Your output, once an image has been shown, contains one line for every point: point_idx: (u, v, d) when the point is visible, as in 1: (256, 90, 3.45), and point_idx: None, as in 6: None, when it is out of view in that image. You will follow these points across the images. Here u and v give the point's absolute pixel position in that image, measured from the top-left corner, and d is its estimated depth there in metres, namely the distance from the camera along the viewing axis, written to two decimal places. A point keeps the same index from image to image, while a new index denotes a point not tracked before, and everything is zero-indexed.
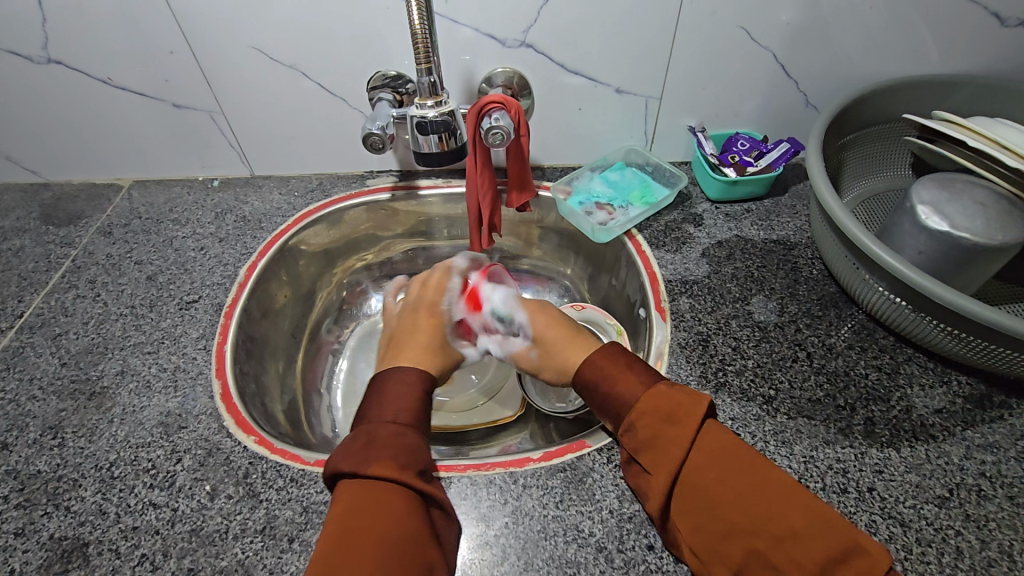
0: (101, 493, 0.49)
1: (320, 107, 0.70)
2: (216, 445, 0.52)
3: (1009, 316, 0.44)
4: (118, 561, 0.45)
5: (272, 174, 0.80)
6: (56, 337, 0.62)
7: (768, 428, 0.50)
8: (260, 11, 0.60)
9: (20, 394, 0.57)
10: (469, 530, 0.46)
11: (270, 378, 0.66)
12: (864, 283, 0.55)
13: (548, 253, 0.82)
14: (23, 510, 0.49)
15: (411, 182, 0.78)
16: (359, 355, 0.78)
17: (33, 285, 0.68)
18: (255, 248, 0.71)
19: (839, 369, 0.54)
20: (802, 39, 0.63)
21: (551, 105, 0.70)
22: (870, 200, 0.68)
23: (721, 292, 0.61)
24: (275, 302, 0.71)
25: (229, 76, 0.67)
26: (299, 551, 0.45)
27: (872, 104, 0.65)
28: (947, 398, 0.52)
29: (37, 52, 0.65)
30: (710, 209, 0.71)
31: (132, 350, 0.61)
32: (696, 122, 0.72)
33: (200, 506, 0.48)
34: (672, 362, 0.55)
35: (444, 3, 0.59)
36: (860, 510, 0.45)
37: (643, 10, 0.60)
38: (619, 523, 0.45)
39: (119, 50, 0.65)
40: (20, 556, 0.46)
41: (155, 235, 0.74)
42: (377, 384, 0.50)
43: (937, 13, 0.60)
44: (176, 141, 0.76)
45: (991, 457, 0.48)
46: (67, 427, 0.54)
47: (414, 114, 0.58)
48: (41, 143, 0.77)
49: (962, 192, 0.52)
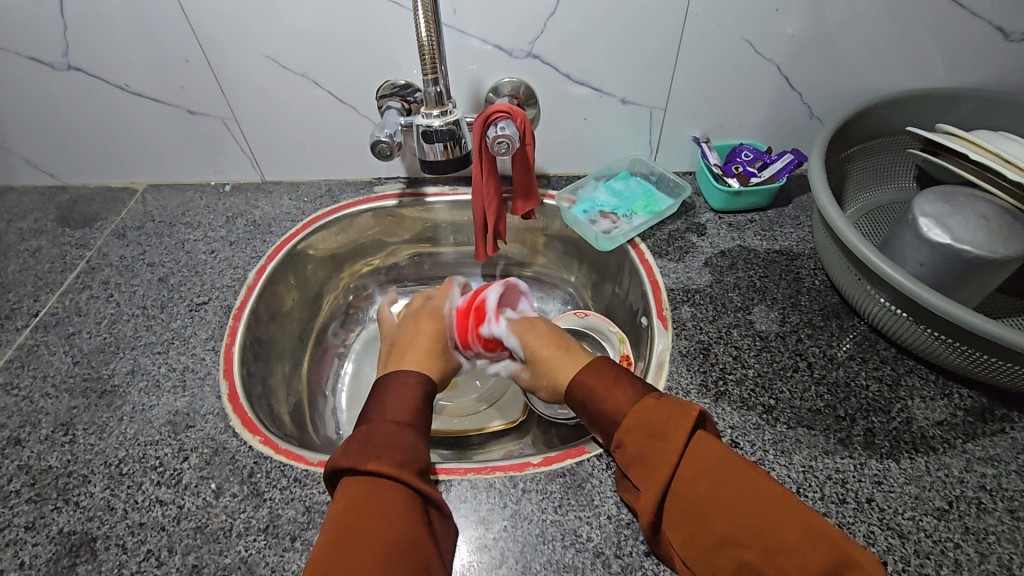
0: (109, 489, 0.50)
1: (330, 115, 0.72)
2: (222, 445, 0.53)
3: (1008, 328, 0.44)
4: (125, 556, 0.46)
5: (282, 179, 0.82)
6: (70, 336, 0.64)
7: (768, 437, 0.50)
8: (273, 22, 0.62)
9: (34, 391, 0.59)
10: (468, 532, 0.46)
11: (277, 380, 0.67)
12: (866, 294, 0.55)
13: (553, 260, 0.83)
14: (34, 504, 0.50)
15: (417, 189, 0.79)
16: (364, 359, 0.79)
17: (48, 285, 0.70)
18: (265, 251, 0.72)
19: (840, 379, 0.54)
20: (806, 52, 0.64)
21: (557, 115, 0.71)
22: (874, 212, 0.68)
23: (723, 301, 0.62)
24: (283, 305, 0.72)
25: (242, 84, 0.69)
26: (301, 550, 0.46)
27: (877, 116, 0.65)
28: (949, 410, 0.52)
29: (58, 59, 0.67)
30: (714, 218, 0.72)
31: (143, 350, 0.62)
32: (700, 132, 0.73)
33: (205, 504, 0.49)
34: (672, 370, 0.56)
35: (453, 15, 0.61)
36: (859, 520, 0.45)
37: (649, 22, 0.61)
38: (617, 529, 0.46)
39: (136, 60, 0.67)
40: (30, 550, 0.47)
41: (168, 238, 0.75)
42: (377, 393, 0.51)
43: (942, 27, 0.61)
44: (190, 146, 0.78)
45: (991, 471, 0.48)
46: (78, 424, 0.55)
47: (421, 123, 0.59)
48: (58, 148, 0.79)
49: (965, 205, 0.52)
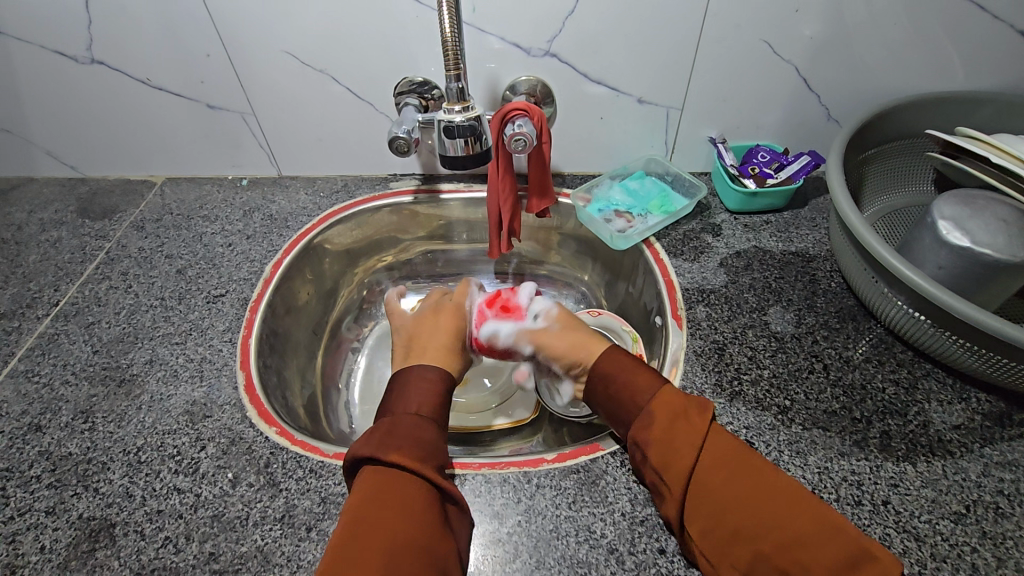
0: (128, 477, 0.51)
1: (348, 111, 0.73)
2: (239, 435, 0.54)
3: (1011, 325, 0.45)
4: (143, 543, 0.47)
5: (299, 174, 0.83)
6: (90, 325, 0.65)
7: (783, 438, 0.50)
8: (293, 19, 0.63)
9: (54, 378, 0.59)
10: (483, 526, 0.46)
11: (292, 373, 0.68)
12: (884, 296, 0.55)
13: (567, 259, 0.83)
14: (55, 490, 0.51)
15: (433, 186, 0.80)
16: (378, 354, 0.80)
17: (69, 275, 0.71)
18: (281, 245, 0.73)
19: (855, 381, 0.54)
20: (825, 53, 0.64)
21: (573, 114, 0.71)
22: (892, 215, 0.68)
23: (738, 301, 0.62)
24: (298, 299, 0.73)
25: (262, 80, 0.69)
26: (316, 540, 0.47)
27: (895, 119, 0.65)
28: (966, 414, 0.51)
29: (82, 53, 0.68)
30: (729, 219, 0.72)
31: (161, 340, 0.63)
32: (716, 133, 0.73)
33: (222, 493, 0.50)
34: (687, 369, 0.56)
35: (472, 12, 0.61)
36: (874, 522, 0.45)
37: (667, 21, 0.61)
38: (631, 526, 0.46)
39: (158, 54, 0.68)
40: (50, 534, 0.48)
41: (185, 230, 0.76)
42: (395, 386, 0.51)
43: (963, 31, 0.60)
44: (208, 141, 0.78)
45: (1009, 475, 0.47)
46: (97, 412, 0.56)
47: (443, 118, 0.59)
48: (79, 141, 0.80)
49: (985, 207, 0.52)
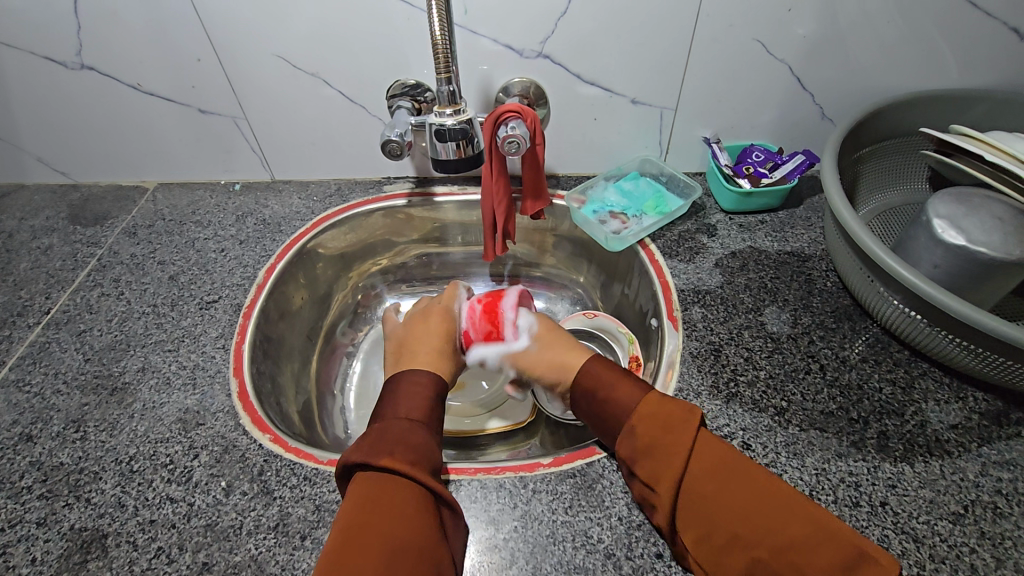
0: (121, 486, 0.51)
1: (342, 115, 0.72)
2: (232, 443, 0.53)
3: (1011, 326, 0.44)
4: (136, 553, 0.46)
5: (292, 178, 0.82)
6: (81, 333, 0.64)
7: (780, 439, 0.50)
8: (283, 23, 0.62)
9: (45, 387, 0.59)
10: (478, 532, 0.46)
11: (286, 379, 0.67)
12: (879, 296, 0.55)
13: (562, 260, 0.82)
14: (45, 501, 0.50)
15: (427, 188, 0.79)
16: (372, 358, 0.79)
17: (60, 283, 0.70)
18: (274, 250, 0.72)
19: (852, 381, 0.54)
20: (818, 53, 0.63)
21: (567, 114, 0.71)
22: (887, 214, 0.68)
23: (733, 302, 0.61)
24: (291, 304, 0.72)
25: (253, 83, 0.69)
26: (310, 548, 0.46)
27: (889, 119, 0.65)
28: (963, 413, 0.51)
29: (72, 59, 0.68)
30: (724, 219, 0.71)
31: (153, 347, 0.62)
32: (710, 133, 0.73)
33: (216, 502, 0.49)
34: (683, 371, 0.55)
35: (464, 14, 0.61)
36: (872, 524, 0.45)
37: (660, 22, 0.61)
38: (628, 530, 0.45)
39: (148, 58, 0.67)
40: (42, 546, 0.47)
41: (178, 236, 0.75)
42: (388, 392, 0.51)
43: (956, 29, 0.60)
44: (200, 145, 0.78)
45: (1007, 474, 0.47)
46: (89, 421, 0.56)
47: (434, 122, 0.59)
48: (69, 147, 0.80)
49: (980, 206, 0.52)
